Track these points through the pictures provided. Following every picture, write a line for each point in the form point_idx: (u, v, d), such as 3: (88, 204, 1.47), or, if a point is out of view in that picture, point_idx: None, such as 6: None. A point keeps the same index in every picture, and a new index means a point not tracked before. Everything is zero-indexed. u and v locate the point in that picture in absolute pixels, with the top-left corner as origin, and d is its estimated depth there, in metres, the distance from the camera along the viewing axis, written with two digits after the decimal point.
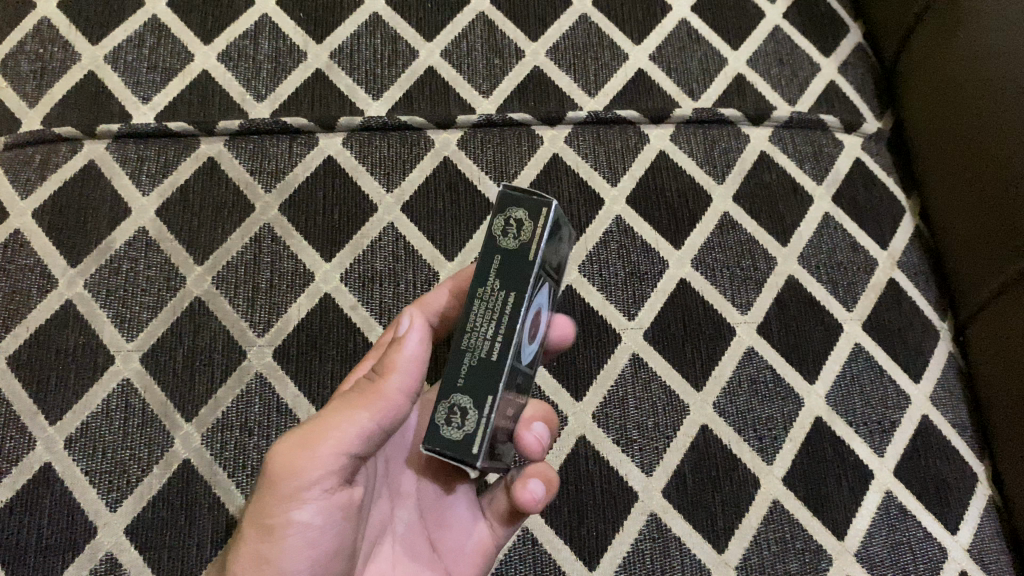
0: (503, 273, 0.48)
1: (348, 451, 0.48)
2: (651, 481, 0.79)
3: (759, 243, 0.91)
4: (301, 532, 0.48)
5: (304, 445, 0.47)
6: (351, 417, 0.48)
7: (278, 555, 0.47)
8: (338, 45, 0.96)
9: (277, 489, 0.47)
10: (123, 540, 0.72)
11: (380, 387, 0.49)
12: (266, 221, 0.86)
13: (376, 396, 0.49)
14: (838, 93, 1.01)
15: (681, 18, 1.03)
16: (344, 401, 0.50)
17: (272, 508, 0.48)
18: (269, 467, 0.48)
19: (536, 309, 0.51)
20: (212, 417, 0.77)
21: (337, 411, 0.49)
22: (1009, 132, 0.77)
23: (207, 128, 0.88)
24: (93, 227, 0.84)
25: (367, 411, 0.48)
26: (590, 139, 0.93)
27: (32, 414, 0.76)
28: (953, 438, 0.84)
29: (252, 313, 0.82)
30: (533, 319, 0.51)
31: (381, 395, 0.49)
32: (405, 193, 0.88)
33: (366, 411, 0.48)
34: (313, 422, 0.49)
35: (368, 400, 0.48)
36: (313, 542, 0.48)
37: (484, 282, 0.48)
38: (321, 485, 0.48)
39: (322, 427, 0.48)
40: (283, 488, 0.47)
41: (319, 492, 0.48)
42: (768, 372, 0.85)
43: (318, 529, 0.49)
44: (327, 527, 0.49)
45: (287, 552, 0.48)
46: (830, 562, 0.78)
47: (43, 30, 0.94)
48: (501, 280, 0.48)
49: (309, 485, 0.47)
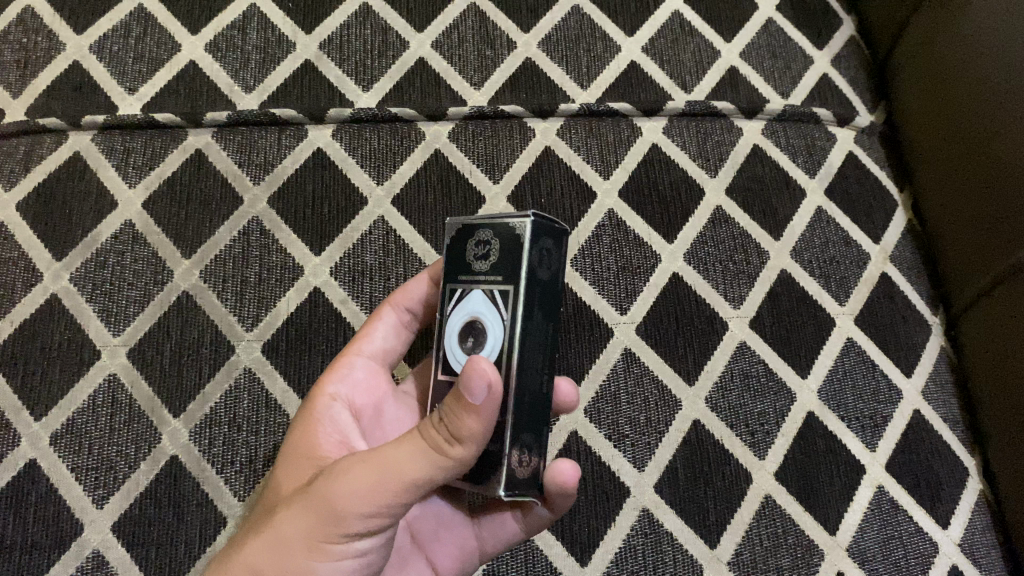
0: (542, 307, 0.53)
1: (414, 497, 0.47)
2: (644, 476, 0.78)
3: (752, 237, 0.90)
4: (354, 558, 0.48)
5: (376, 493, 0.46)
6: (430, 476, 0.46)
7: (325, 574, 0.48)
8: (327, 36, 0.94)
9: (343, 526, 0.46)
10: (110, 537, 0.71)
11: (461, 452, 0.46)
12: (255, 214, 0.85)
13: (456, 457, 0.46)
14: (831, 87, 1.00)
15: (674, 10, 1.02)
16: (420, 443, 0.47)
17: (332, 534, 0.47)
18: (337, 503, 0.46)
19: (474, 316, 0.53)
20: (200, 412, 0.76)
21: (413, 460, 0.46)
22: (1002, 127, 0.77)
23: (195, 119, 0.87)
24: (78, 219, 0.83)
25: (444, 471, 0.46)
26: (583, 131, 0.92)
27: (16, 410, 0.75)
28: (945, 432, 0.84)
29: (241, 307, 0.81)
30: (474, 326, 0.53)
31: (462, 460, 0.46)
32: (395, 185, 0.87)
33: (446, 471, 0.46)
34: (385, 461, 0.46)
35: (446, 460, 0.46)
36: (360, 565, 0.49)
37: (529, 316, 0.52)
38: (383, 523, 0.48)
39: (396, 477, 0.46)
40: (345, 526, 0.46)
41: (377, 529, 0.48)
42: (760, 367, 0.84)
43: (367, 555, 0.49)
44: (377, 548, 0.50)
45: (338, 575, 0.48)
46: (822, 556, 0.78)
47: (27, 19, 0.92)
48: (540, 312, 0.53)
49: (374, 523, 0.47)
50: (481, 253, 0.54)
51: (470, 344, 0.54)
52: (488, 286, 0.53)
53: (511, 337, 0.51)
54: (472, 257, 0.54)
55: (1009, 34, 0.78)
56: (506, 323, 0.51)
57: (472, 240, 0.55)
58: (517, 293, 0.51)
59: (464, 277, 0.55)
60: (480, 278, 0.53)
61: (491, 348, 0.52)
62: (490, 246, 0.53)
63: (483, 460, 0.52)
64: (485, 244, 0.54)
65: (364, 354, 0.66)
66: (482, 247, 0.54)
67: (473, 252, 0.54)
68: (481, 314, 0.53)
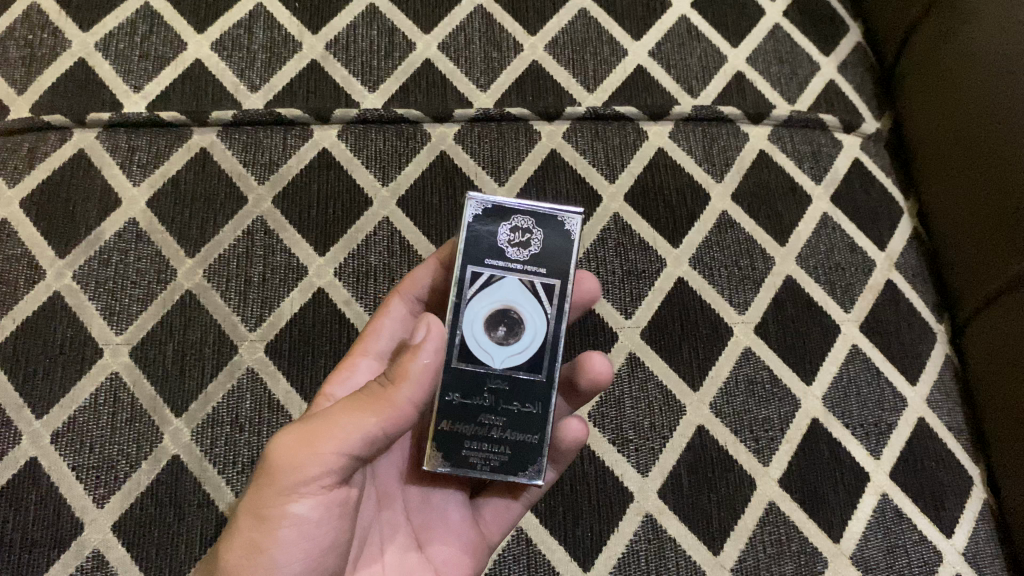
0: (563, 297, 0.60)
1: (351, 453, 0.50)
2: (647, 481, 0.78)
3: (758, 243, 0.90)
4: (294, 526, 0.50)
5: (310, 443, 0.49)
6: (362, 422, 0.49)
7: (270, 546, 0.49)
8: (334, 36, 0.94)
9: (279, 482, 0.49)
10: (109, 537, 0.71)
11: (395, 395, 0.50)
12: (259, 215, 0.84)
13: (388, 401, 0.50)
14: (837, 93, 1.00)
15: (681, 14, 1.02)
16: (356, 399, 0.51)
17: (270, 499, 0.49)
18: (271, 460, 0.50)
19: (507, 304, 0.57)
20: (202, 412, 0.76)
21: (346, 413, 0.50)
22: (1003, 141, 0.77)
23: (199, 118, 0.87)
24: (81, 217, 0.82)
25: (377, 416, 0.49)
26: (589, 135, 0.92)
27: (18, 407, 0.75)
28: (949, 441, 0.84)
29: (244, 307, 0.80)
30: (507, 314, 0.57)
31: (394, 401, 0.50)
32: (400, 186, 0.87)
33: (378, 416, 0.49)
34: (320, 417, 0.50)
35: (379, 405, 0.50)
36: (307, 538, 0.50)
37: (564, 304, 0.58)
38: (323, 483, 0.50)
39: (328, 426, 0.49)
40: (282, 481, 0.49)
41: (317, 489, 0.50)
42: (765, 373, 0.84)
43: (314, 527, 0.50)
44: (323, 521, 0.51)
45: (281, 542, 0.50)
46: (825, 564, 0.77)
47: (33, 16, 0.92)
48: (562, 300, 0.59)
49: (309, 482, 0.49)
50: (519, 242, 0.57)
51: (505, 333, 0.57)
52: (528, 277, 0.57)
53: (556, 327, 0.57)
54: (504, 244, 0.57)
55: (1011, 48, 0.78)
56: (550, 315, 0.57)
57: (502, 225, 0.57)
58: (563, 288, 0.57)
59: (494, 263, 0.57)
60: (515, 266, 0.57)
61: (532, 338, 0.57)
62: (532, 235, 0.57)
63: (519, 450, 0.56)
64: (524, 233, 0.57)
65: (370, 354, 0.67)
66: (520, 234, 0.57)
67: (504, 237, 0.57)
68: (519, 303, 0.57)
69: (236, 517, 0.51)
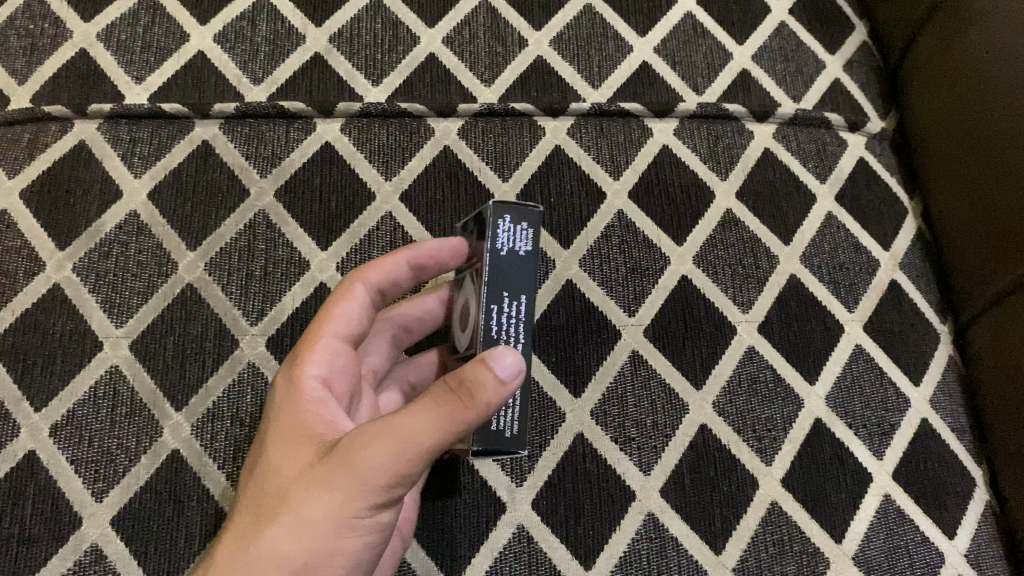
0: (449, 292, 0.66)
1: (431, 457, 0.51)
2: (649, 480, 0.78)
3: (762, 241, 0.89)
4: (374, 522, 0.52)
5: (403, 460, 0.49)
6: (448, 437, 0.50)
7: (354, 544, 0.52)
8: (338, 29, 0.94)
9: (370, 491, 0.50)
10: (108, 531, 0.70)
11: (477, 412, 0.50)
12: (261, 208, 0.84)
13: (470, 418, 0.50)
14: (843, 92, 0.99)
15: (686, 11, 1.01)
16: (432, 407, 0.50)
17: (357, 507, 0.51)
18: (363, 473, 0.50)
19: None
20: (202, 407, 0.75)
21: (430, 428, 0.49)
22: (1005, 145, 0.77)
23: (201, 110, 0.86)
24: (82, 209, 0.82)
25: (459, 431, 0.50)
26: (594, 131, 0.91)
27: (16, 400, 0.74)
28: (952, 442, 0.84)
29: (245, 301, 0.80)
30: None
31: (476, 418, 0.50)
32: (403, 181, 0.86)
33: (460, 431, 0.50)
34: (400, 427, 0.49)
35: (464, 422, 0.50)
36: (380, 527, 0.53)
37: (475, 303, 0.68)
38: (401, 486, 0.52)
39: (418, 445, 0.49)
40: (372, 490, 0.50)
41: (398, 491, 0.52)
42: (769, 372, 0.84)
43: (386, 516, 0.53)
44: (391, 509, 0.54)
45: (362, 536, 0.52)
46: (828, 565, 0.77)
47: (34, 6, 0.91)
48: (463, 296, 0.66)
49: (395, 489, 0.51)
50: None
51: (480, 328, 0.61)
52: None
53: None
54: None
55: (1014, 51, 0.78)
56: None
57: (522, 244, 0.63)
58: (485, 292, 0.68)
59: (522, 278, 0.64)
60: None
61: None
62: None
63: None
64: None
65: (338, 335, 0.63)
66: None
67: None
68: None
69: (311, 519, 0.51)
